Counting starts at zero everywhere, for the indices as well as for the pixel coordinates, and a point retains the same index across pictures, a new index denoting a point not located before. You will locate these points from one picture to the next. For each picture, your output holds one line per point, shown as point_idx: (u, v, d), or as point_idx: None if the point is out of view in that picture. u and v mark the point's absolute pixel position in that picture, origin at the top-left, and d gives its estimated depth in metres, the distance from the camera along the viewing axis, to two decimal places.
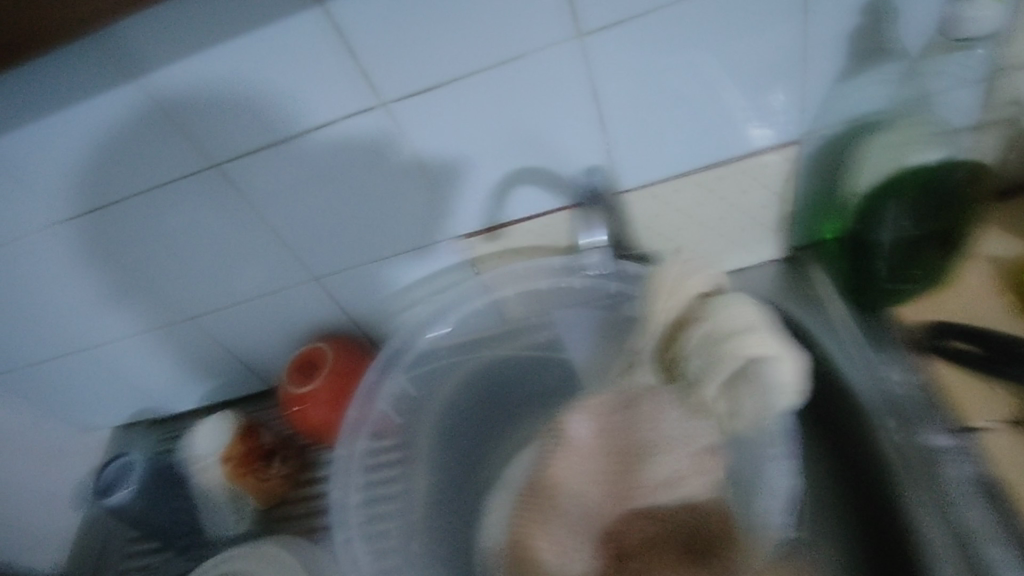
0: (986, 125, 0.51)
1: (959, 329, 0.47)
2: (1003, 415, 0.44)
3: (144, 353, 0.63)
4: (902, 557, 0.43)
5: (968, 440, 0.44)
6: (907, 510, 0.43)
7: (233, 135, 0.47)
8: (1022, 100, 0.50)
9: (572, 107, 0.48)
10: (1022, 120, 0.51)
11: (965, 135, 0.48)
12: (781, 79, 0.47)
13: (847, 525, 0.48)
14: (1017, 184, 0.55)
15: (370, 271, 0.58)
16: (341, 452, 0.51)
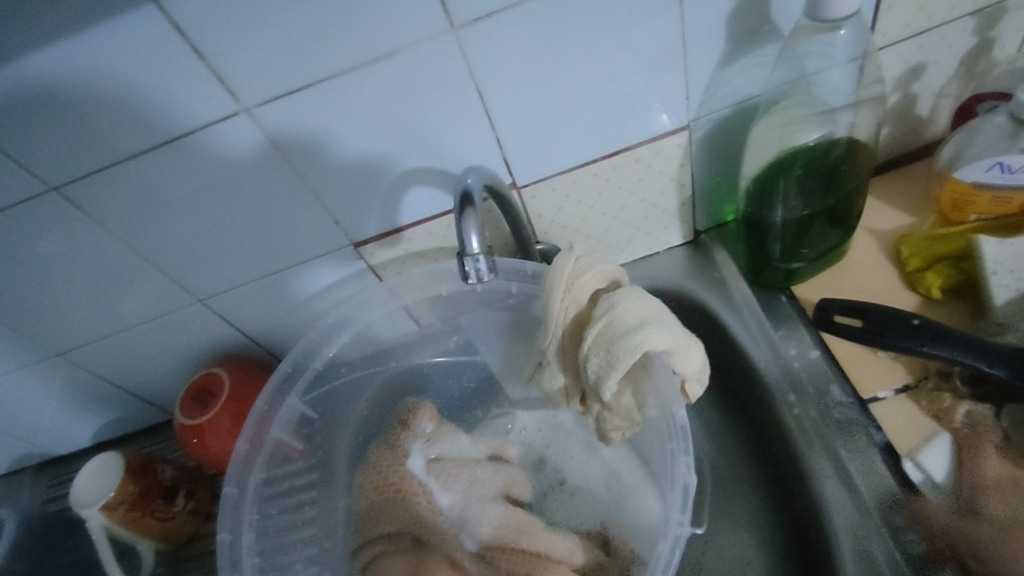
0: (861, 101, 0.48)
1: (843, 304, 0.45)
2: (897, 383, 0.45)
3: (12, 397, 0.57)
4: (809, 521, 0.45)
5: (865, 409, 0.45)
6: (809, 477, 0.44)
7: (62, 155, 0.41)
8: (893, 76, 0.50)
9: (453, 101, 0.43)
10: (892, 99, 0.52)
11: (844, 114, 0.48)
12: (667, 64, 0.44)
13: (763, 494, 0.50)
14: (892, 158, 0.57)
15: (258, 290, 0.53)
16: (229, 491, 0.42)
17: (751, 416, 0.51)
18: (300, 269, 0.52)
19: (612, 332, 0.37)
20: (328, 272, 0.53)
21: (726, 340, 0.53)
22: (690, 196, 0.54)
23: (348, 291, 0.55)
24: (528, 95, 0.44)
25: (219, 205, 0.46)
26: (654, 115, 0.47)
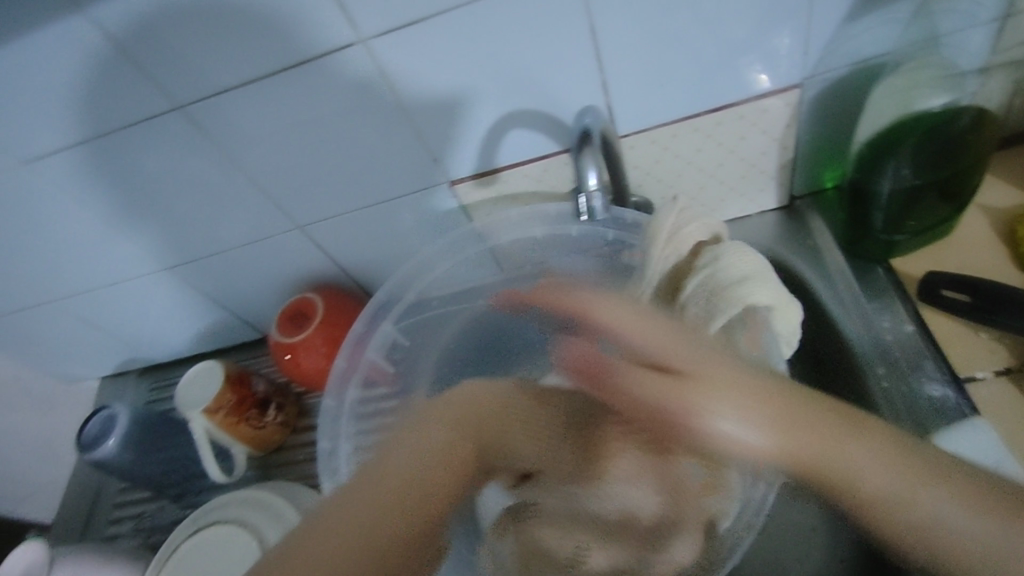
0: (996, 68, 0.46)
1: (949, 278, 0.46)
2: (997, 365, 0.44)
3: (124, 300, 0.64)
4: None
5: (963, 390, 0.43)
6: None
7: (190, 75, 0.43)
8: None
9: (565, 43, 0.43)
10: None
11: (975, 81, 0.45)
12: (789, 15, 0.42)
13: None
14: (1019, 132, 0.53)
15: (354, 222, 0.55)
16: (328, 402, 0.47)
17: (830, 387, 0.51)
18: (394, 204, 0.54)
19: (717, 286, 0.38)
20: (422, 209, 0.54)
21: (814, 308, 0.52)
22: (791, 158, 0.52)
23: (437, 229, 0.56)
24: (640, 41, 0.43)
25: (327, 136, 0.48)
26: (766, 71, 0.45)
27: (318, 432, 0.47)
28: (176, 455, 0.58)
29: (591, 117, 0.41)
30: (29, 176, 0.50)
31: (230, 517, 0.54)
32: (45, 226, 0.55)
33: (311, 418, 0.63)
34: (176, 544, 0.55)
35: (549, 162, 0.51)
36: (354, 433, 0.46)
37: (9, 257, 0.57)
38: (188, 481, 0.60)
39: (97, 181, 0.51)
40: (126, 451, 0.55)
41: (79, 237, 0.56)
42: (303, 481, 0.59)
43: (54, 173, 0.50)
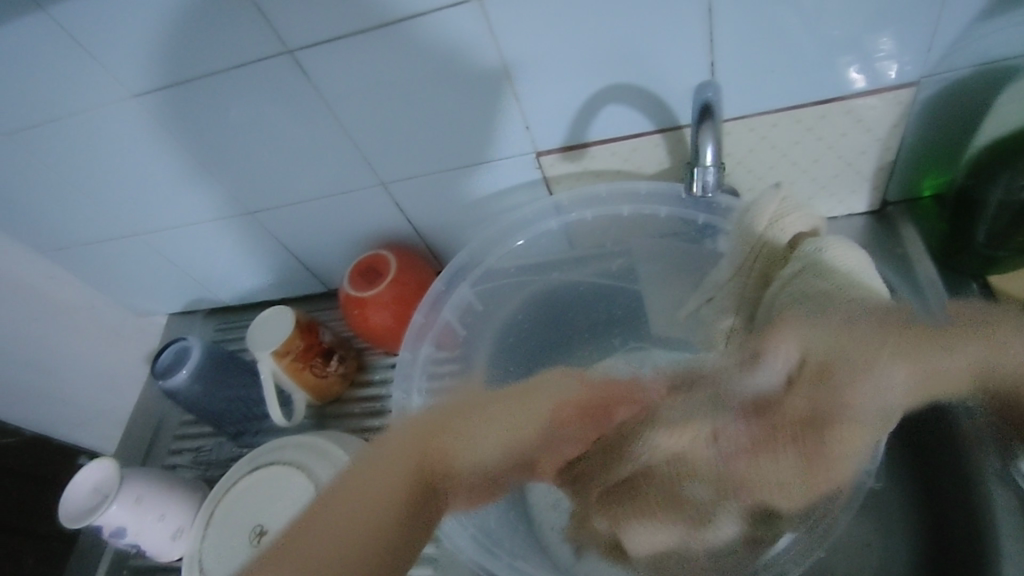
0: None
1: None
2: None
3: (202, 241, 0.66)
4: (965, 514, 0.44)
5: None
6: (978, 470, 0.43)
7: (301, 21, 0.44)
8: None
9: (679, 17, 0.42)
10: None
11: None
12: (919, 7, 0.40)
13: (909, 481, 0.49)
14: None
15: (435, 183, 0.56)
16: (404, 354, 0.49)
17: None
18: (478, 169, 0.54)
19: (808, 278, 0.37)
20: (506, 176, 0.54)
21: None
22: (890, 161, 0.50)
23: (517, 199, 0.56)
24: (756, 22, 0.42)
25: (424, 94, 0.48)
26: (881, 66, 0.44)
27: (392, 382, 0.49)
28: (238, 394, 0.60)
29: (711, 92, 0.40)
30: (136, 109, 0.51)
31: (284, 460, 0.55)
32: (141, 160, 0.56)
33: (370, 374, 0.64)
34: (233, 479, 0.56)
35: (641, 140, 0.50)
36: (426, 388, 0.49)
37: (103, 187, 0.60)
38: (246, 421, 0.62)
39: (194, 120, 0.52)
40: (195, 382, 0.57)
41: (170, 174, 0.58)
42: (358, 433, 0.60)
43: (159, 109, 0.51)
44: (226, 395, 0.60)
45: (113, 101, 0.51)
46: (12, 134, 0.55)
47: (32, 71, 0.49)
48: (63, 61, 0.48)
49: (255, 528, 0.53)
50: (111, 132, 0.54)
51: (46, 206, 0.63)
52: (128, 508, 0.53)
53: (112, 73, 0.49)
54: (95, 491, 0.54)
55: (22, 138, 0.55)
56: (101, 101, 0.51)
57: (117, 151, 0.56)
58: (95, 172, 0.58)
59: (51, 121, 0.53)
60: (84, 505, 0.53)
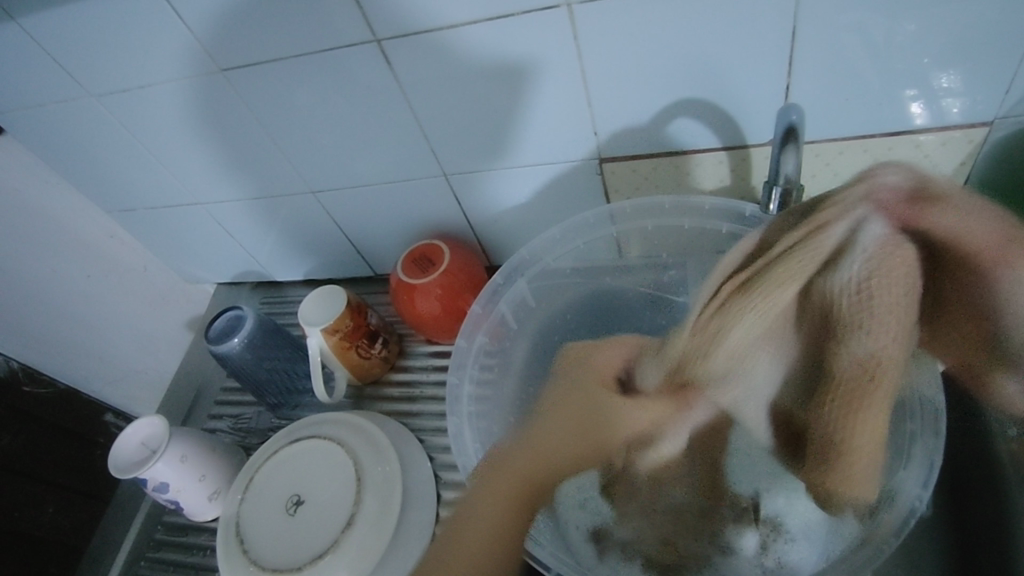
0: None
1: None
2: None
3: (260, 216, 0.68)
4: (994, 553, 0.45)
5: None
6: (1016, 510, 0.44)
7: (394, 11, 0.45)
8: None
9: (764, 40, 0.42)
10: None
11: None
12: (1002, 51, 0.41)
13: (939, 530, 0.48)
14: None
15: (498, 178, 0.57)
16: (460, 343, 0.53)
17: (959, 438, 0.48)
18: (542, 169, 0.55)
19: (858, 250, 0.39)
20: (567, 178, 0.55)
21: None
22: None
23: (575, 202, 0.57)
24: (839, 50, 0.42)
25: (499, 92, 0.49)
26: (947, 104, 0.44)
27: (448, 368, 0.52)
28: (282, 367, 0.62)
29: (796, 114, 0.41)
30: (222, 83, 0.53)
31: (324, 433, 0.57)
32: (216, 131, 0.58)
33: (409, 359, 0.66)
34: (272, 449, 0.58)
35: (705, 156, 0.51)
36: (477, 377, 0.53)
37: (175, 155, 0.62)
38: (285, 395, 0.64)
39: (274, 99, 0.54)
40: (246, 351, 0.59)
41: (241, 147, 0.60)
42: (394, 415, 0.62)
43: (243, 84, 0.53)
44: (270, 365, 0.61)
45: (200, 73, 0.53)
46: (100, 96, 0.57)
47: (129, 37, 0.51)
48: (159, 29, 0.49)
49: (292, 498, 0.54)
50: (194, 103, 0.56)
51: (120, 168, 0.65)
52: (174, 467, 0.55)
53: (202, 44, 0.50)
54: (143, 445, 0.56)
55: (109, 101, 0.58)
56: (190, 71, 0.53)
57: (197, 120, 0.58)
58: (171, 140, 0.60)
59: (139, 88, 0.55)
60: (133, 458, 0.56)
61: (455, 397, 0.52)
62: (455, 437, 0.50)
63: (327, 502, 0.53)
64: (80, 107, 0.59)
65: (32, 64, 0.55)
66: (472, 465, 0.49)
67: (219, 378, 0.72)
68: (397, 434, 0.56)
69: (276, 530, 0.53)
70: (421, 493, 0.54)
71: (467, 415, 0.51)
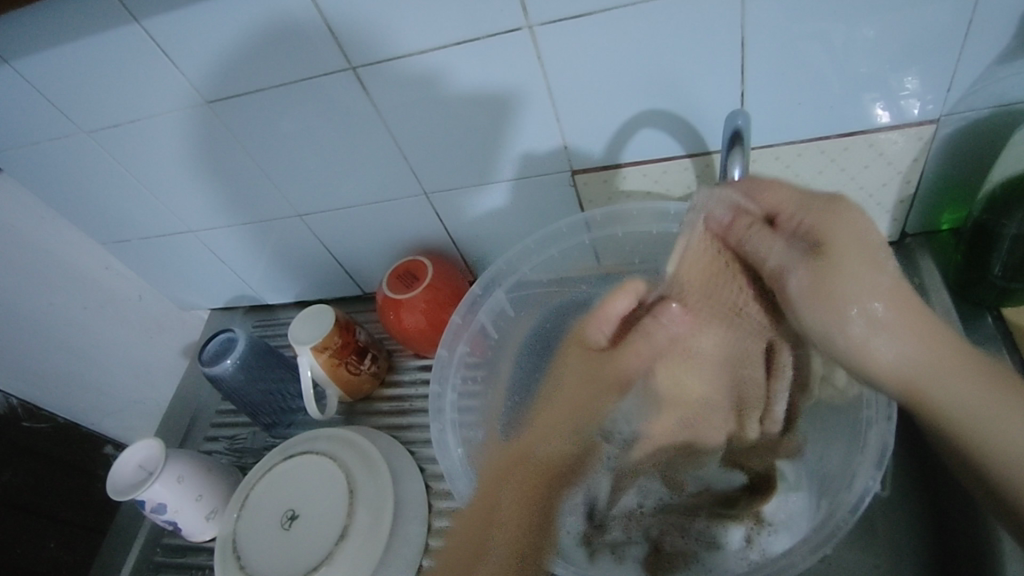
0: None
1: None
2: None
3: (249, 241, 0.70)
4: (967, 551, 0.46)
5: None
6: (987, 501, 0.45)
7: (367, 41, 0.48)
8: None
9: (715, 53, 0.45)
10: None
11: None
12: (935, 55, 0.43)
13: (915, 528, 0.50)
14: None
15: (476, 194, 0.59)
16: (442, 353, 0.54)
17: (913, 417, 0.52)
18: (517, 183, 0.57)
19: None
20: (543, 191, 0.58)
21: None
22: (911, 194, 0.53)
23: (551, 213, 0.60)
24: (785, 59, 0.45)
25: (471, 111, 0.52)
26: (909, 103, 0.46)
27: (431, 376, 0.53)
28: (275, 386, 0.64)
29: (742, 120, 0.43)
30: (208, 114, 0.56)
31: (316, 448, 0.58)
32: (203, 161, 0.61)
33: (398, 374, 0.67)
34: (267, 466, 0.59)
35: (671, 163, 0.53)
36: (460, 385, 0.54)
37: (165, 186, 0.64)
38: (278, 414, 0.65)
39: (257, 127, 0.56)
40: (239, 372, 0.61)
41: (228, 175, 0.62)
42: (385, 429, 0.63)
43: (228, 115, 0.55)
44: (263, 385, 0.63)
45: (187, 106, 0.55)
46: (93, 132, 0.60)
47: (120, 75, 0.53)
48: (147, 66, 0.52)
49: (287, 513, 0.55)
50: (181, 134, 0.58)
51: (112, 200, 0.68)
52: (171, 488, 0.56)
53: (189, 78, 0.53)
54: (140, 467, 0.57)
55: (100, 136, 0.60)
56: (176, 105, 0.55)
57: (185, 151, 0.60)
58: (161, 171, 0.63)
59: (130, 122, 0.58)
60: (130, 480, 0.57)
61: (439, 407, 0.53)
62: (438, 442, 0.51)
63: (321, 514, 0.54)
64: (73, 143, 0.61)
65: (27, 104, 0.58)
66: (455, 469, 0.51)
67: (214, 401, 0.73)
68: (387, 446, 0.58)
69: (271, 544, 0.54)
70: (413, 502, 0.55)
71: (450, 422, 0.53)
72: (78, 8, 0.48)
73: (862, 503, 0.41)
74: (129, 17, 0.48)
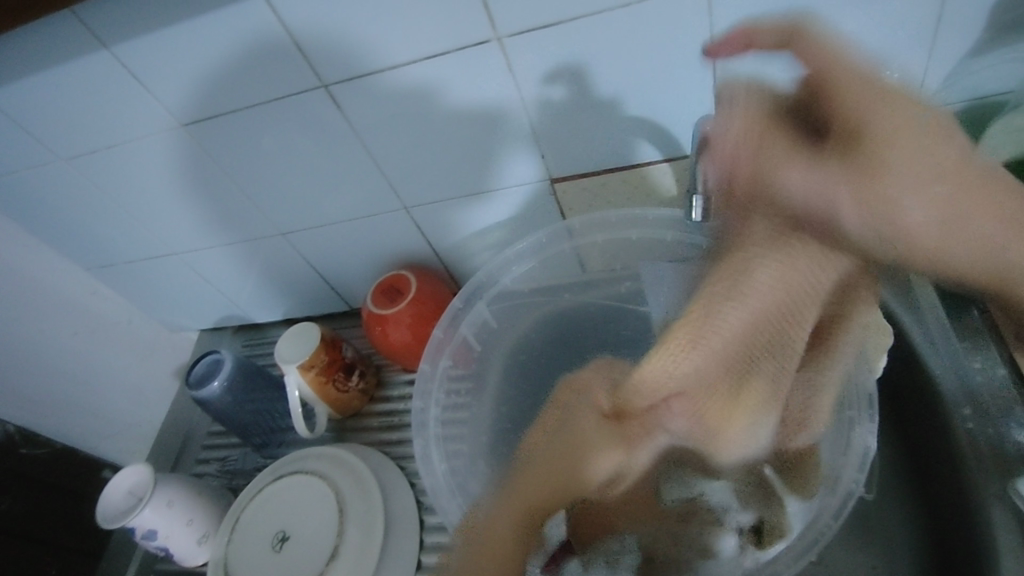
0: None
1: None
2: None
3: (234, 261, 0.70)
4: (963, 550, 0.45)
5: None
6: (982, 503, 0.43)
7: (339, 59, 0.48)
8: None
9: (686, 57, 0.45)
10: None
11: None
12: (907, 49, 0.43)
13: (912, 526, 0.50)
14: None
15: (457, 207, 0.59)
16: (424, 368, 0.54)
17: (897, 417, 0.52)
18: (497, 194, 0.57)
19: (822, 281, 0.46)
20: (523, 201, 0.57)
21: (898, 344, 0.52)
22: None
23: (533, 223, 0.59)
24: (755, 60, 0.45)
25: (447, 123, 0.51)
26: None
27: (413, 391, 0.53)
28: (264, 406, 0.64)
29: (711, 126, 0.45)
30: (185, 137, 0.56)
31: (305, 467, 0.58)
32: (182, 184, 0.61)
33: (388, 389, 0.67)
34: (257, 487, 0.59)
35: (649, 168, 0.53)
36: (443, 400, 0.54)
37: (147, 210, 0.64)
38: (269, 434, 0.65)
39: (234, 148, 0.56)
40: (227, 393, 0.61)
41: (210, 198, 0.62)
42: (375, 445, 0.63)
43: (204, 137, 0.55)
44: (252, 406, 0.63)
45: (163, 130, 0.55)
46: (70, 159, 0.59)
47: (94, 102, 0.53)
48: (122, 92, 0.52)
49: (278, 534, 0.55)
50: (158, 157, 0.58)
51: (95, 225, 0.68)
52: (161, 513, 0.56)
53: (164, 103, 0.53)
54: (130, 493, 0.57)
55: (78, 162, 0.60)
56: (152, 129, 0.55)
57: (164, 174, 0.60)
58: (141, 195, 0.63)
59: (107, 148, 0.58)
60: (121, 506, 0.56)
61: (421, 422, 0.52)
62: (421, 457, 0.51)
63: (311, 534, 0.54)
64: (52, 171, 0.61)
65: (4, 134, 0.58)
66: (438, 484, 0.50)
67: (205, 423, 0.73)
68: (376, 462, 0.57)
69: (263, 565, 0.54)
70: (405, 518, 0.55)
71: (433, 438, 0.52)
72: (47, 37, 0.48)
73: (846, 509, 0.44)
74: (99, 44, 0.48)
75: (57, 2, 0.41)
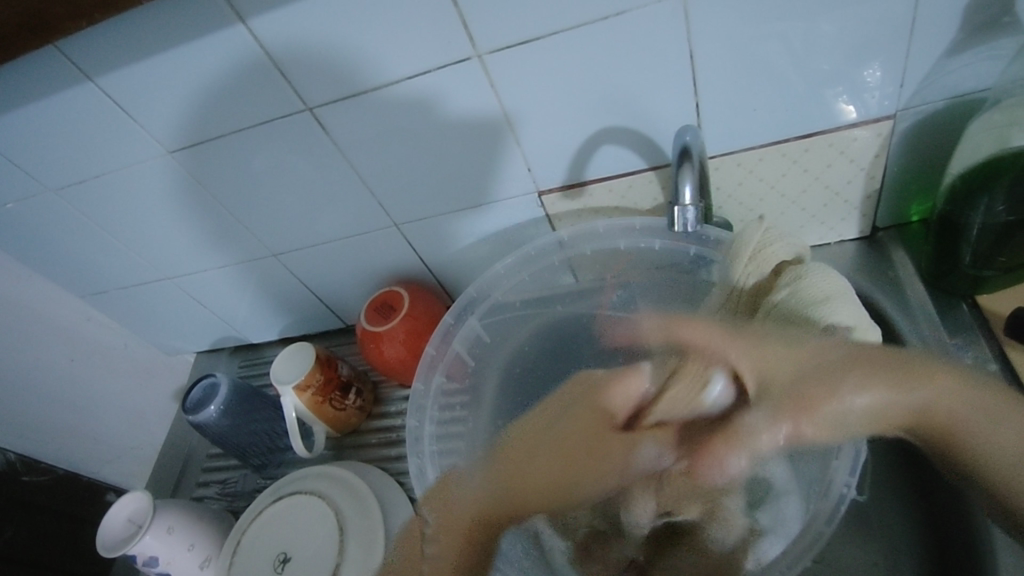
0: None
1: None
2: None
3: (228, 283, 0.70)
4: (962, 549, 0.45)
5: None
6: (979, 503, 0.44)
7: (324, 81, 0.48)
8: None
9: (666, 68, 0.45)
10: None
11: None
12: (884, 52, 0.44)
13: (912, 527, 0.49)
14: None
15: (447, 222, 0.59)
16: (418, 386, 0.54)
17: None
18: (486, 208, 0.57)
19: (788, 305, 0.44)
20: (512, 214, 0.58)
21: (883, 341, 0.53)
22: (876, 189, 0.53)
23: (523, 235, 0.60)
24: (734, 68, 0.45)
25: (432, 141, 0.52)
26: (863, 102, 0.47)
27: (409, 408, 0.54)
28: (261, 428, 0.64)
29: (691, 137, 0.45)
30: (171, 163, 0.56)
31: (304, 487, 0.58)
32: (172, 210, 0.61)
33: (386, 405, 0.67)
34: (257, 508, 0.59)
35: (635, 177, 0.53)
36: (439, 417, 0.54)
37: (138, 236, 0.65)
38: (267, 455, 0.65)
39: (222, 173, 0.56)
40: (223, 417, 0.60)
41: (201, 221, 0.62)
42: (374, 462, 0.63)
43: (192, 162, 0.56)
44: (249, 428, 0.63)
45: (150, 157, 0.55)
46: (60, 189, 0.60)
47: (81, 132, 0.53)
48: (108, 121, 0.52)
49: (279, 555, 0.55)
50: (146, 185, 0.58)
51: (87, 253, 0.68)
52: (162, 539, 0.55)
53: (150, 131, 0.53)
54: (129, 521, 0.57)
55: (69, 192, 0.60)
56: (139, 157, 0.55)
57: (153, 200, 0.60)
58: (131, 222, 0.63)
59: (95, 177, 0.58)
60: (121, 535, 0.56)
61: (416, 437, 0.53)
62: (418, 476, 0.51)
63: (311, 554, 0.54)
64: (42, 201, 0.61)
65: None
66: None
67: (205, 445, 0.73)
68: (376, 481, 0.58)
69: None
70: None
71: (429, 454, 0.52)
72: (31, 69, 0.48)
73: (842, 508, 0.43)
74: (83, 76, 0.49)
75: (38, 40, 0.41)
